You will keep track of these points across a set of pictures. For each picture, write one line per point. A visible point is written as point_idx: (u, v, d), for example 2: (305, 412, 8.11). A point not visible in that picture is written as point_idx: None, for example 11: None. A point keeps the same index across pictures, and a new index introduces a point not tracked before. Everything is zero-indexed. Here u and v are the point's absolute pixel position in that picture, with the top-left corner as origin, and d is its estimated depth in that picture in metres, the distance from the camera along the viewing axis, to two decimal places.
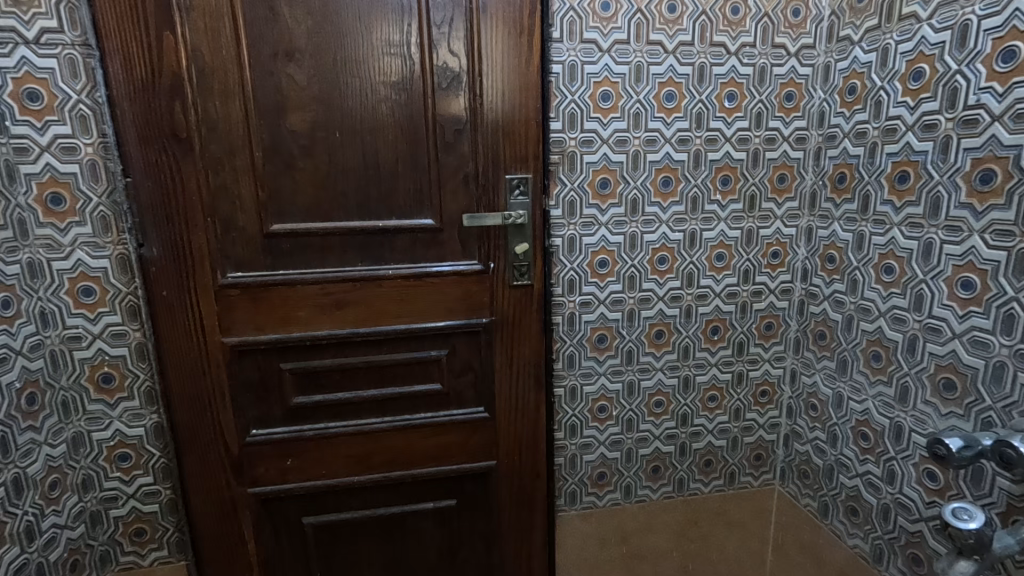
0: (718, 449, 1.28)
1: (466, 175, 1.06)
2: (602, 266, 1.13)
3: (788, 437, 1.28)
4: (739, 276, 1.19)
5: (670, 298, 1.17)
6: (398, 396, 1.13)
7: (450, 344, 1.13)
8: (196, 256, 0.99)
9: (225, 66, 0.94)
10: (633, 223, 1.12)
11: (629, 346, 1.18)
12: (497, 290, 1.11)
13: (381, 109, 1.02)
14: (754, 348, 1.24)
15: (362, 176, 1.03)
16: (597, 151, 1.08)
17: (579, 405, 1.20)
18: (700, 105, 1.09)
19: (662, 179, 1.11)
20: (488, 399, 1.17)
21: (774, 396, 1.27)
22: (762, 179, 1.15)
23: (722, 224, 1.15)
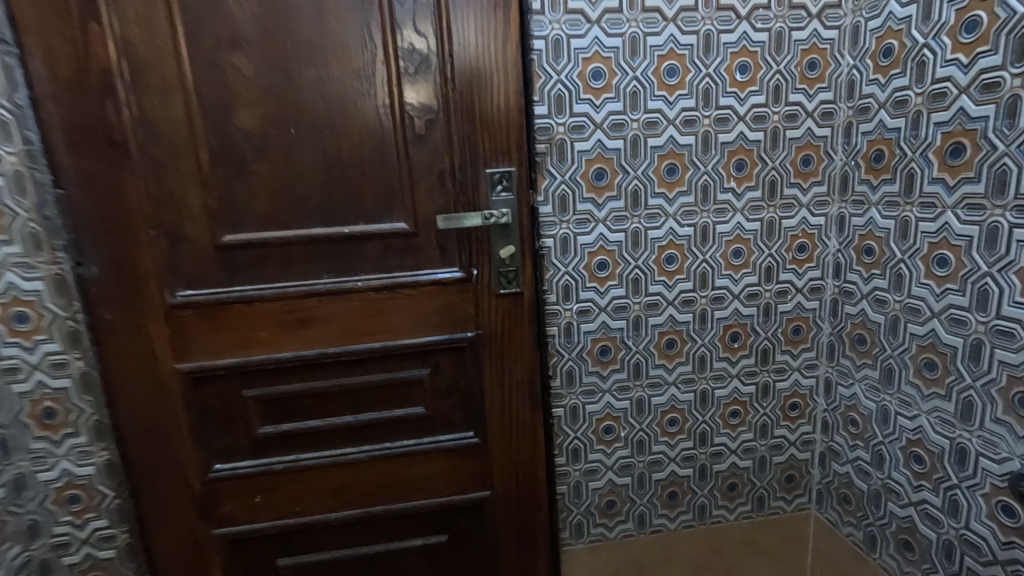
0: (744, 471, 1.13)
1: (441, 171, 0.93)
2: (601, 269, 0.99)
3: (824, 456, 1.12)
4: (760, 274, 1.04)
5: (682, 302, 1.03)
6: (377, 423, 1.01)
7: (433, 362, 1.00)
8: (141, 274, 0.89)
9: (162, 59, 0.84)
10: (635, 219, 0.98)
11: (636, 358, 1.04)
12: (482, 301, 0.98)
13: (341, 101, 0.90)
14: (781, 356, 1.08)
15: (324, 177, 0.92)
16: (589, 138, 0.94)
17: (581, 426, 1.06)
18: (707, 80, 0.94)
19: (666, 167, 0.97)
20: (478, 422, 1.04)
21: (806, 410, 1.12)
22: (784, 161, 0.99)
23: (739, 215, 1.01)
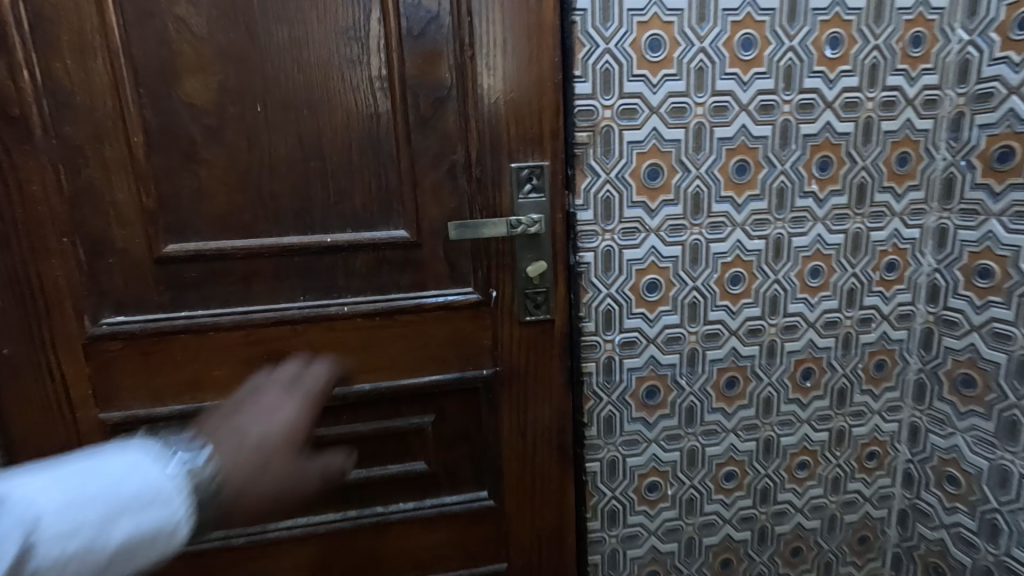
0: (810, 533, 0.94)
1: (453, 166, 0.73)
2: (651, 291, 0.79)
3: (906, 514, 0.93)
4: (841, 298, 0.85)
5: (747, 332, 0.83)
6: (365, 483, 0.80)
7: (438, 407, 0.79)
8: (50, 295, 0.67)
9: (77, 6, 0.62)
10: (696, 229, 0.78)
11: (689, 401, 0.84)
12: (502, 330, 0.77)
13: (324, 70, 0.68)
14: (860, 397, 0.89)
15: (299, 169, 0.70)
16: (643, 125, 0.74)
17: (621, 483, 0.85)
18: (790, 56, 0.75)
19: (736, 164, 0.77)
20: (493, 481, 0.83)
21: (884, 459, 0.93)
22: (877, 159, 0.80)
23: (819, 226, 0.81)
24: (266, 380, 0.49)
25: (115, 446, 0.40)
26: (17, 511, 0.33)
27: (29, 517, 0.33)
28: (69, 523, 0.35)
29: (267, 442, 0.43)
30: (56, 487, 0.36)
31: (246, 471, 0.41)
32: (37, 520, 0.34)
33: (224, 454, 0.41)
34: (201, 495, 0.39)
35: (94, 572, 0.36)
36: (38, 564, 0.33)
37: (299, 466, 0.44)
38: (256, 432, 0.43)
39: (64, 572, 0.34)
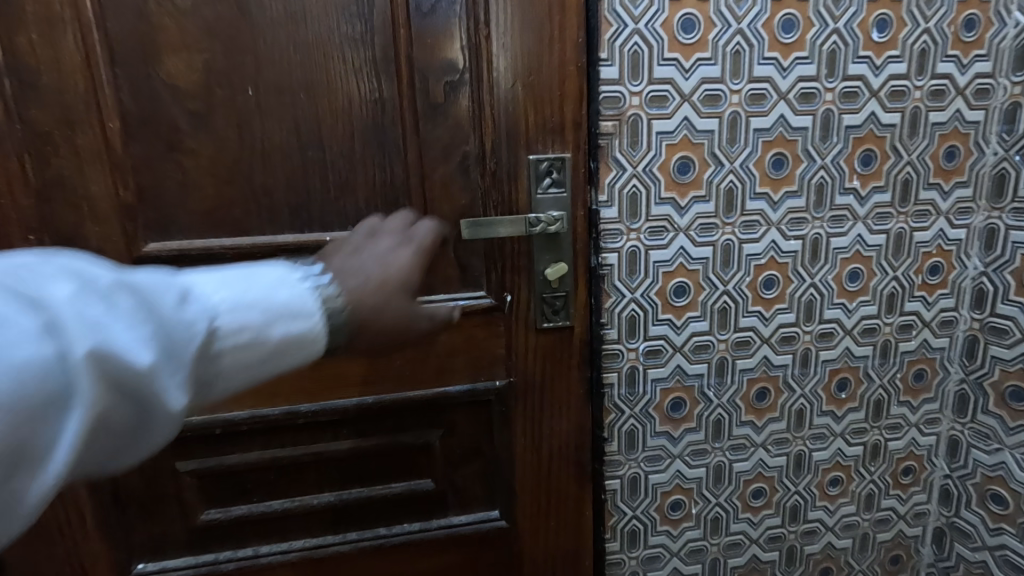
0: (840, 553, 0.88)
1: (466, 158, 0.66)
2: (678, 295, 0.73)
3: (942, 532, 0.88)
4: (881, 304, 0.79)
5: (780, 340, 0.77)
6: (367, 502, 0.74)
7: (446, 421, 0.73)
8: None
9: None
10: (728, 228, 0.72)
11: (717, 414, 0.78)
12: (517, 338, 0.71)
13: (323, 49, 0.61)
14: (897, 409, 0.84)
15: (295, 160, 0.64)
16: (674, 114, 0.67)
17: (642, 502, 0.79)
18: (834, 40, 0.68)
19: (772, 158, 0.71)
20: (505, 500, 0.76)
21: (921, 475, 0.87)
22: (924, 153, 0.74)
23: (860, 225, 0.75)
24: (379, 227, 0.46)
25: (271, 262, 0.40)
26: (199, 303, 0.35)
27: (208, 309, 0.35)
28: (237, 319, 0.36)
29: (385, 285, 0.42)
30: (227, 286, 0.37)
31: (369, 303, 0.41)
32: (216, 313, 0.35)
33: (351, 288, 0.41)
34: (338, 320, 0.39)
35: (266, 365, 0.38)
36: (222, 349, 0.36)
37: (414, 310, 0.43)
38: (379, 271, 0.43)
39: (244, 359, 0.37)
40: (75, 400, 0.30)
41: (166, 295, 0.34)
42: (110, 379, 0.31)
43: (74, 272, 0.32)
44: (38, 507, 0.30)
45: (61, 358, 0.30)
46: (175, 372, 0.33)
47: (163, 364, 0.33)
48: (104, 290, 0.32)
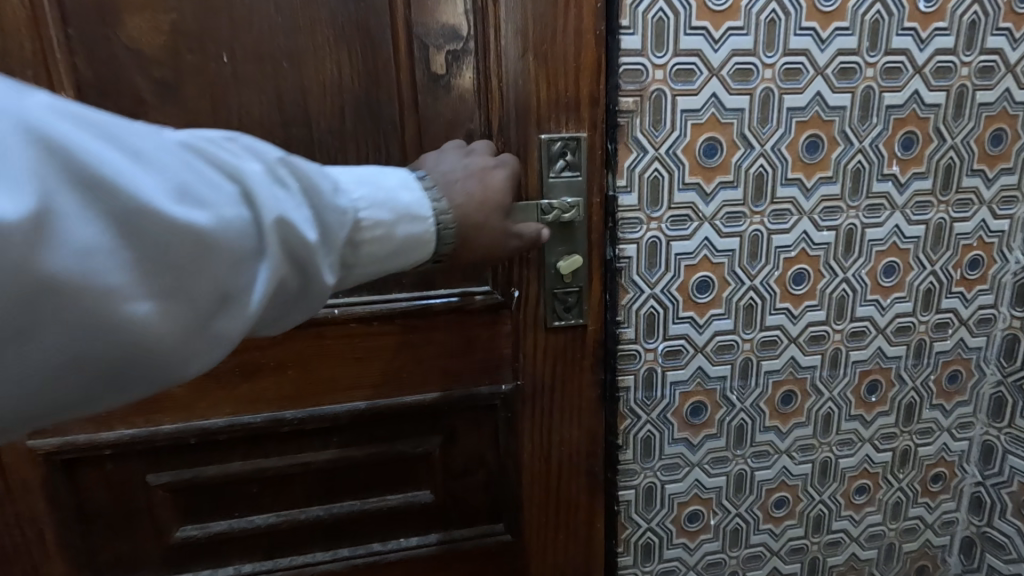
0: (864, 564, 0.83)
1: (470, 137, 0.60)
2: (701, 291, 0.67)
3: (972, 542, 0.83)
4: (917, 301, 0.73)
5: (808, 339, 0.71)
6: (360, 516, 0.68)
7: (447, 427, 0.67)
8: None
9: None
10: (756, 217, 0.66)
11: (739, 419, 0.72)
12: (526, 338, 0.65)
13: (308, 10, 0.54)
14: (929, 413, 0.78)
15: (278, 138, 0.57)
16: (701, 90, 0.61)
17: (658, 514, 0.74)
18: (878, 9, 0.62)
19: (807, 141, 0.64)
20: (511, 512, 0.70)
21: (951, 482, 0.82)
22: (969, 137, 0.68)
23: (898, 215, 0.69)
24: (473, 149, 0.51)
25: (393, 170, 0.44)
26: (347, 196, 0.39)
27: (352, 202, 0.39)
28: (375, 214, 0.40)
29: (487, 204, 0.47)
30: (365, 184, 0.40)
31: (473, 219, 0.46)
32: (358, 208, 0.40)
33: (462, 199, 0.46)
34: (449, 230, 0.45)
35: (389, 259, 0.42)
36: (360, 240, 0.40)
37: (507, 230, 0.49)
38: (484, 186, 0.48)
39: (375, 251, 0.41)
40: (262, 259, 0.35)
41: (324, 184, 0.38)
42: (287, 245, 0.35)
43: (252, 149, 0.35)
44: (227, 346, 0.35)
45: (254, 222, 0.34)
46: (329, 254, 0.38)
47: (323, 242, 0.37)
48: (279, 168, 0.36)
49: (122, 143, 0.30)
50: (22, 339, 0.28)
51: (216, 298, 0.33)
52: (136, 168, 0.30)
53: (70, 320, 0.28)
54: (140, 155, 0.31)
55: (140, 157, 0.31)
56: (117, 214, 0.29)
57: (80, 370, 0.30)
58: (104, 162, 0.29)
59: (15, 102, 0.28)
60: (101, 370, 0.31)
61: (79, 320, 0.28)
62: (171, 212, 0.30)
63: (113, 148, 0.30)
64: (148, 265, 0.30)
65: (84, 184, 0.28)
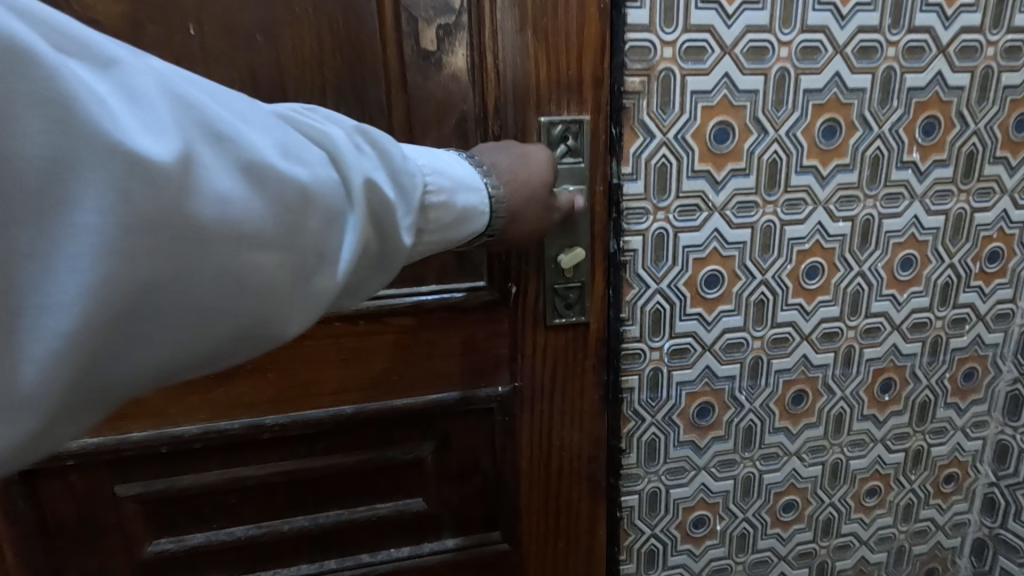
0: (873, 567, 0.80)
1: (463, 119, 0.55)
2: (710, 286, 0.63)
3: (983, 544, 0.81)
4: (934, 295, 0.69)
5: (821, 336, 0.68)
6: (348, 527, 0.64)
7: (440, 432, 0.63)
8: None
9: None
10: (769, 207, 0.62)
11: (748, 421, 0.69)
12: (524, 337, 0.61)
13: None
14: (943, 412, 0.75)
15: None
16: (713, 70, 0.56)
17: (662, 520, 0.70)
18: None
19: (823, 125, 0.60)
20: (508, 520, 0.67)
21: (963, 482, 0.79)
22: (993, 122, 0.64)
23: (917, 205, 0.65)
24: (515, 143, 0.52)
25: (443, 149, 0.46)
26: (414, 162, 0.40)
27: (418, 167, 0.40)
28: (438, 179, 0.41)
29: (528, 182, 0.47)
30: (424, 154, 0.41)
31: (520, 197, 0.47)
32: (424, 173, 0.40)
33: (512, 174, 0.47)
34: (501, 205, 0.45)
35: (453, 222, 0.42)
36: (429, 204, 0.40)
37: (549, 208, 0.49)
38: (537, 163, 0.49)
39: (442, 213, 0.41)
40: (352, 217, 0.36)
41: (397, 149, 0.39)
42: (373, 207, 0.37)
43: (330, 120, 0.37)
44: (323, 303, 0.36)
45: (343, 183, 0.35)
46: (405, 214, 0.38)
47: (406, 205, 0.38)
48: (356, 136, 0.37)
49: (233, 107, 0.33)
50: (162, 282, 0.29)
51: (319, 253, 0.35)
52: (248, 129, 0.32)
53: (201, 265, 0.30)
54: (249, 119, 0.33)
55: (245, 118, 0.33)
56: (241, 164, 0.31)
57: (209, 316, 0.32)
58: (221, 120, 0.31)
59: (149, 65, 0.30)
60: (219, 320, 0.32)
61: (212, 263, 0.30)
62: (280, 167, 0.32)
63: (229, 110, 0.32)
64: (267, 213, 0.32)
65: (208, 139, 0.30)
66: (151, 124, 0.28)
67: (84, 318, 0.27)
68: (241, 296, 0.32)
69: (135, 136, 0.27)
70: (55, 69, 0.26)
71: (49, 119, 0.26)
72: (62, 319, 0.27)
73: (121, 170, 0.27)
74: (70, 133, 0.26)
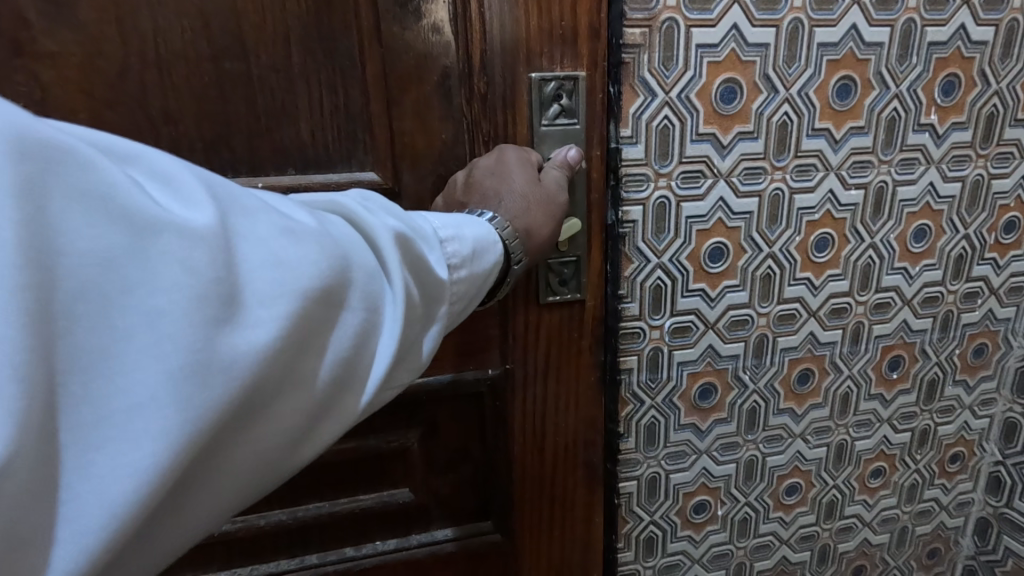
0: (876, 549, 0.79)
1: (445, 75, 0.50)
2: (714, 259, 0.58)
3: (987, 523, 0.79)
4: (946, 268, 0.66)
5: (829, 313, 0.64)
6: (331, 520, 0.61)
7: (426, 420, 0.60)
8: None
9: None
10: (778, 174, 0.57)
11: (752, 402, 0.65)
12: (516, 316, 0.56)
13: None
14: (951, 390, 0.72)
15: (207, 74, 0.46)
16: (720, 20, 0.51)
17: (662, 506, 0.67)
18: None
19: (838, 84, 0.56)
20: (500, 509, 0.64)
21: (969, 462, 0.77)
22: (1016, 81, 0.60)
23: (933, 171, 0.61)
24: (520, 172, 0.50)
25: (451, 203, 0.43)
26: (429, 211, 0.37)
27: (434, 215, 0.37)
28: (450, 218, 0.38)
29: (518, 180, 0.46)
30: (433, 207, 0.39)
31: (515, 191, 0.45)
32: (442, 218, 0.37)
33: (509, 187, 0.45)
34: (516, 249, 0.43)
35: (483, 258, 0.38)
36: (458, 244, 0.36)
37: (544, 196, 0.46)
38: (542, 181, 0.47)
39: (473, 252, 0.37)
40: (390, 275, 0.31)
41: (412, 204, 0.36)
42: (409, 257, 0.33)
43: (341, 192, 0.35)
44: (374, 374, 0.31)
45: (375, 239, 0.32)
46: (436, 255, 0.34)
47: (437, 248, 0.35)
48: (370, 196, 0.35)
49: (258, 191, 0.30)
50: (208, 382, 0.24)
51: (376, 309, 0.31)
52: (270, 202, 0.29)
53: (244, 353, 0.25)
54: (280, 197, 0.30)
55: (266, 197, 0.30)
56: (286, 227, 0.28)
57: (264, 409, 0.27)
58: (245, 196, 0.28)
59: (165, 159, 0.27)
60: (266, 415, 0.27)
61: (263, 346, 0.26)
62: (311, 228, 0.29)
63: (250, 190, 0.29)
64: (321, 272, 0.28)
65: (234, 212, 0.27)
66: (190, 202, 0.25)
67: (155, 430, 0.23)
68: (301, 381, 0.28)
69: (178, 213, 0.24)
70: (89, 160, 0.23)
71: (91, 213, 0.23)
72: (129, 431, 0.23)
73: (170, 256, 0.24)
74: (116, 222, 0.23)
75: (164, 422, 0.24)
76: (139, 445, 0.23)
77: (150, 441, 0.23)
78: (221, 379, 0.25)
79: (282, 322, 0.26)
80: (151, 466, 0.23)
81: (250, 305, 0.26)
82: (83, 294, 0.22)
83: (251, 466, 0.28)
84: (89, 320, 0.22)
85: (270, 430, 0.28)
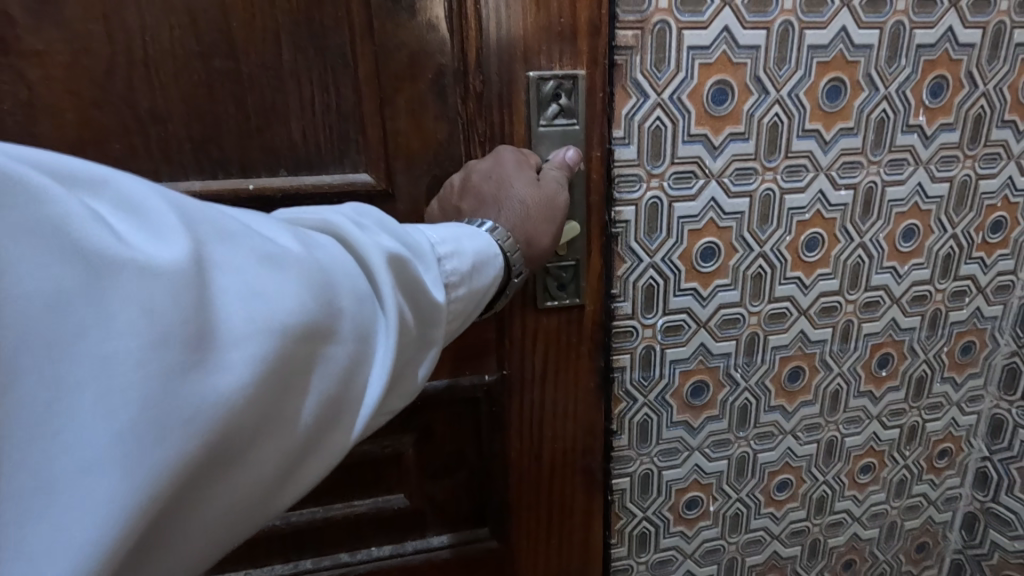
0: (865, 544, 0.80)
1: (442, 70, 0.50)
2: (706, 259, 0.59)
3: (974, 518, 0.80)
4: (935, 267, 0.67)
5: (819, 311, 0.65)
6: (327, 525, 0.61)
7: (422, 425, 0.60)
8: None
9: None
10: (769, 174, 0.58)
11: (743, 400, 0.66)
12: (512, 322, 0.57)
13: None
14: (940, 387, 0.73)
15: (196, 72, 0.46)
16: (712, 22, 0.51)
17: (654, 504, 0.68)
18: None
19: (828, 86, 0.56)
20: (496, 516, 0.64)
21: (957, 457, 0.78)
22: (1002, 83, 0.60)
23: (921, 172, 0.62)
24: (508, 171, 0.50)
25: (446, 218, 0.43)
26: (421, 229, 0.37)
27: (427, 232, 0.37)
28: (444, 233, 0.38)
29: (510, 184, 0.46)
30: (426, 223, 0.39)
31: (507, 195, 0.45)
32: (435, 235, 0.37)
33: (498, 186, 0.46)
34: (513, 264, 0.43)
35: (477, 275, 0.38)
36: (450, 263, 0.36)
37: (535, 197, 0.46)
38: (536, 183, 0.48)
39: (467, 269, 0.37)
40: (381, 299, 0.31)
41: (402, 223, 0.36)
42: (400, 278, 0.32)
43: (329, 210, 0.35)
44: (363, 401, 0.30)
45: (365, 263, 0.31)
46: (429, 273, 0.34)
47: (432, 266, 0.35)
48: (360, 216, 0.34)
49: (241, 215, 0.29)
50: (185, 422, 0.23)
51: (366, 336, 0.30)
52: (253, 228, 0.28)
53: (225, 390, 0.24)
54: (264, 220, 0.29)
55: (250, 221, 0.28)
56: (266, 256, 0.27)
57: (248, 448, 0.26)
58: (226, 222, 0.27)
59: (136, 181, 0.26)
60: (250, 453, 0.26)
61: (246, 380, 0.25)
62: (297, 255, 0.28)
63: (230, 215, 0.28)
64: (305, 304, 0.27)
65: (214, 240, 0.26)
66: (159, 234, 0.24)
67: (117, 480, 0.21)
68: (287, 415, 0.27)
69: (143, 248, 0.23)
70: (40, 192, 0.21)
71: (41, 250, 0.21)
72: (83, 489, 0.21)
73: (128, 296, 0.22)
74: (69, 261, 0.21)
75: (123, 479, 0.21)
76: (94, 504, 0.21)
77: (106, 502, 0.21)
78: (197, 421, 0.23)
79: (264, 359, 0.25)
80: (108, 523, 0.21)
81: (224, 343, 0.24)
82: (27, 343, 0.21)
83: (230, 510, 0.26)
84: (37, 366, 0.21)
85: (251, 471, 0.26)
